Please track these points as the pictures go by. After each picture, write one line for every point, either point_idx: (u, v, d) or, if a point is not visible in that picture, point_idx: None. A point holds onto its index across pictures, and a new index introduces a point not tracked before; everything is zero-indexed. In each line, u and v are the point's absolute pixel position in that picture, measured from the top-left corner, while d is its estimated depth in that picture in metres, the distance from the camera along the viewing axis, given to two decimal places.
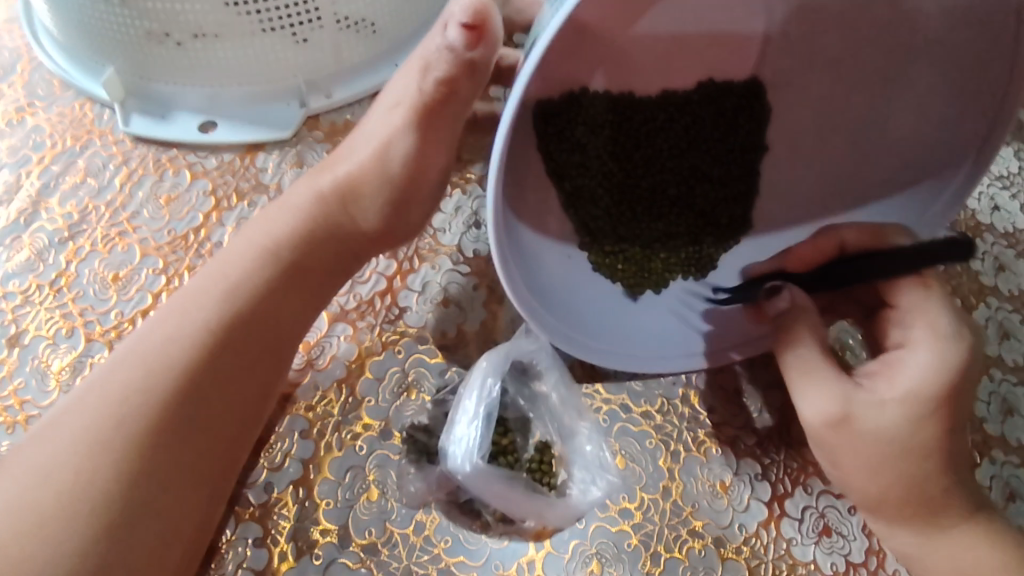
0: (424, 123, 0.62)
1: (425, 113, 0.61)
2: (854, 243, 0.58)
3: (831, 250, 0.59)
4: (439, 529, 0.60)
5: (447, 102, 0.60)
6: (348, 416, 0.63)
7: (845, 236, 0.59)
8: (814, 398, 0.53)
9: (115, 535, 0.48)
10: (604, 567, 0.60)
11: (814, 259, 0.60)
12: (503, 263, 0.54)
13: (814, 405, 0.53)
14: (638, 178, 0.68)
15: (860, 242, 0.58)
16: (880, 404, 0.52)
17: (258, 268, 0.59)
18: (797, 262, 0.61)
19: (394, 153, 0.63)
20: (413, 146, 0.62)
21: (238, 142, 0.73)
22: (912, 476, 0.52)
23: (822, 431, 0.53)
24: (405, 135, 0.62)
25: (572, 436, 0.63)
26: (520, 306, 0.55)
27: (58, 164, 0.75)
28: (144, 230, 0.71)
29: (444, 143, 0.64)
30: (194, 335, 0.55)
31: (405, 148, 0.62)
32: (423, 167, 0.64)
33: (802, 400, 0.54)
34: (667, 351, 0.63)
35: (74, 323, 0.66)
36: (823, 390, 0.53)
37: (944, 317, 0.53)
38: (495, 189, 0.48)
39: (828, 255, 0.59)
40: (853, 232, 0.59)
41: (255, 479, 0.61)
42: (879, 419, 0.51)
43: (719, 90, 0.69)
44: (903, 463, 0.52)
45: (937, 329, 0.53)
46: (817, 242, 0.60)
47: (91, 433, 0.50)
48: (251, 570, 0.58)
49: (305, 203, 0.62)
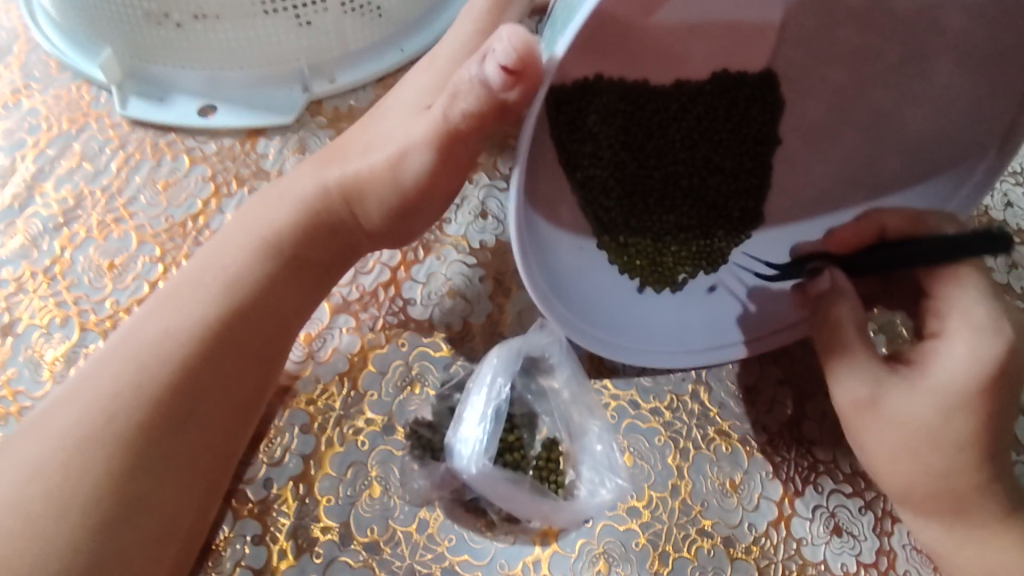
0: (443, 147, 0.57)
1: (446, 137, 0.56)
2: (894, 230, 0.56)
3: (870, 234, 0.57)
4: (443, 527, 0.58)
5: (472, 131, 0.55)
6: (349, 410, 0.62)
7: (886, 220, 0.57)
8: (848, 380, 0.55)
9: (105, 534, 0.47)
10: (611, 567, 0.59)
11: (854, 243, 0.58)
12: (520, 250, 0.52)
13: (845, 386, 0.55)
14: (650, 170, 0.67)
15: (901, 228, 0.56)
16: (910, 391, 0.52)
17: (257, 259, 0.57)
18: (837, 243, 0.59)
19: (407, 166, 0.58)
20: (430, 163, 0.58)
21: (238, 127, 0.71)
22: (939, 467, 0.52)
23: (850, 410, 0.55)
24: (423, 151, 0.57)
25: (581, 434, 0.62)
26: (535, 294, 0.54)
27: (54, 148, 0.72)
28: (141, 217, 0.69)
29: (461, 166, 0.59)
30: (189, 328, 0.53)
31: (421, 163, 0.58)
32: (437, 186, 0.60)
33: (835, 381, 0.56)
34: (682, 346, 0.62)
35: (69, 312, 0.65)
36: (853, 373, 0.54)
37: (979, 306, 0.52)
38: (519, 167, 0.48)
39: (868, 239, 0.57)
40: (896, 218, 0.56)
41: (253, 475, 0.59)
42: (907, 407, 0.52)
43: (731, 81, 0.67)
44: (928, 453, 0.52)
45: (972, 318, 0.52)
46: (858, 223, 0.58)
47: (82, 428, 0.48)
48: (250, 568, 0.57)
49: (307, 195, 0.59)
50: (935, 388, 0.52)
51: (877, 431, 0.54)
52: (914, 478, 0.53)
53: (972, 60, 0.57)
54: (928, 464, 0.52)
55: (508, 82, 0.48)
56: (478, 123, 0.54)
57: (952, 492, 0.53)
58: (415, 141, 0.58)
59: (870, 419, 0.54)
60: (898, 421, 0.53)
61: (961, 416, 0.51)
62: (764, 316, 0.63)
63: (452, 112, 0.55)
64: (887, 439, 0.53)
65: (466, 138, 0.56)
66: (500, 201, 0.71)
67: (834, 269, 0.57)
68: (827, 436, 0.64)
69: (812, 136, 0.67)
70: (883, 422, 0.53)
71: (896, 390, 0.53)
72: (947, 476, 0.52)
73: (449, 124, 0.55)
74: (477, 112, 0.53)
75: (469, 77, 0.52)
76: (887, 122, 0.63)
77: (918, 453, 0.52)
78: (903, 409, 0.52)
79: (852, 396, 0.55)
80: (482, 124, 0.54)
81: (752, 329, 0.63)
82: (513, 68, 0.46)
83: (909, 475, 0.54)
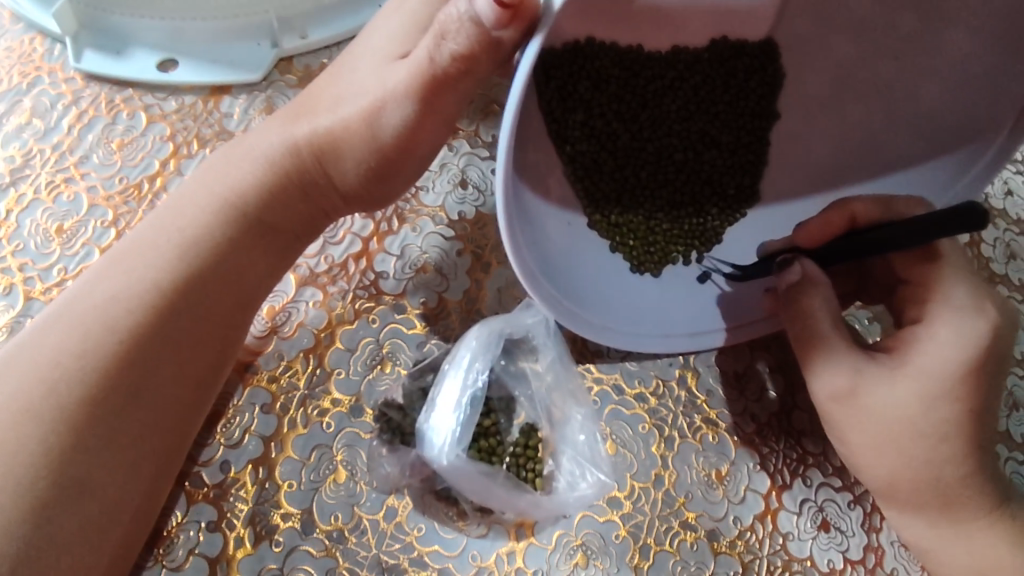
0: (427, 95, 0.53)
1: (430, 85, 0.52)
2: (865, 219, 0.51)
3: (839, 226, 0.52)
4: (412, 517, 0.55)
5: (461, 77, 0.52)
6: (315, 389, 0.58)
7: (855, 207, 0.52)
8: (824, 368, 0.51)
9: (41, 517, 0.43)
10: (589, 560, 0.55)
11: (824, 236, 0.53)
12: (509, 225, 0.47)
13: (824, 377, 0.51)
14: (643, 143, 0.63)
15: (871, 215, 0.51)
16: (890, 379, 0.49)
17: (218, 224, 0.52)
18: (806, 238, 0.54)
19: (386, 119, 0.54)
20: (411, 116, 0.54)
21: (201, 83, 0.66)
22: (923, 457, 0.49)
23: (829, 403, 0.52)
24: (402, 103, 0.53)
25: (563, 423, 0.58)
26: (519, 271, 0.49)
27: (2, 103, 0.67)
28: (93, 177, 0.64)
29: (445, 117, 0.55)
30: (141, 294, 0.49)
31: (400, 117, 0.54)
32: (418, 139, 0.56)
33: (813, 371, 0.52)
34: (672, 329, 0.58)
35: (13, 279, 0.60)
36: (832, 363, 0.51)
37: (959, 286, 0.49)
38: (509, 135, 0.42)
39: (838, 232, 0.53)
40: (864, 203, 0.52)
41: (210, 457, 0.55)
42: (888, 397, 0.49)
43: (731, 49, 0.63)
44: (908, 444, 0.49)
45: (950, 299, 0.49)
46: (825, 215, 0.53)
47: (18, 402, 0.44)
48: (204, 557, 0.53)
49: (274, 153, 0.54)
50: (919, 375, 0.48)
51: (861, 423, 0.50)
52: (895, 469, 0.50)
53: (987, 33, 0.53)
54: (913, 459, 0.50)
55: (502, 20, 0.45)
56: (468, 66, 0.51)
57: (937, 484, 0.50)
58: (392, 92, 0.54)
59: (850, 411, 0.51)
60: (879, 414, 0.49)
61: (955, 407, 0.48)
62: (749, 305, 0.59)
63: (439, 57, 0.51)
64: (871, 430, 0.50)
65: (451, 85, 0.52)
66: (482, 169, 0.66)
67: (803, 258, 0.52)
68: (817, 427, 0.60)
69: (813, 109, 0.63)
70: (865, 415, 0.50)
71: (876, 377, 0.49)
72: (934, 469, 0.49)
73: (435, 70, 0.52)
74: (467, 53, 0.50)
75: (458, 15, 0.48)
76: (890, 95, 0.60)
77: (907, 447, 0.49)
78: (885, 399, 0.49)
79: (830, 387, 0.51)
80: (472, 67, 0.51)
81: (735, 314, 0.59)
82: (508, 3, 0.44)
83: (890, 466, 0.50)
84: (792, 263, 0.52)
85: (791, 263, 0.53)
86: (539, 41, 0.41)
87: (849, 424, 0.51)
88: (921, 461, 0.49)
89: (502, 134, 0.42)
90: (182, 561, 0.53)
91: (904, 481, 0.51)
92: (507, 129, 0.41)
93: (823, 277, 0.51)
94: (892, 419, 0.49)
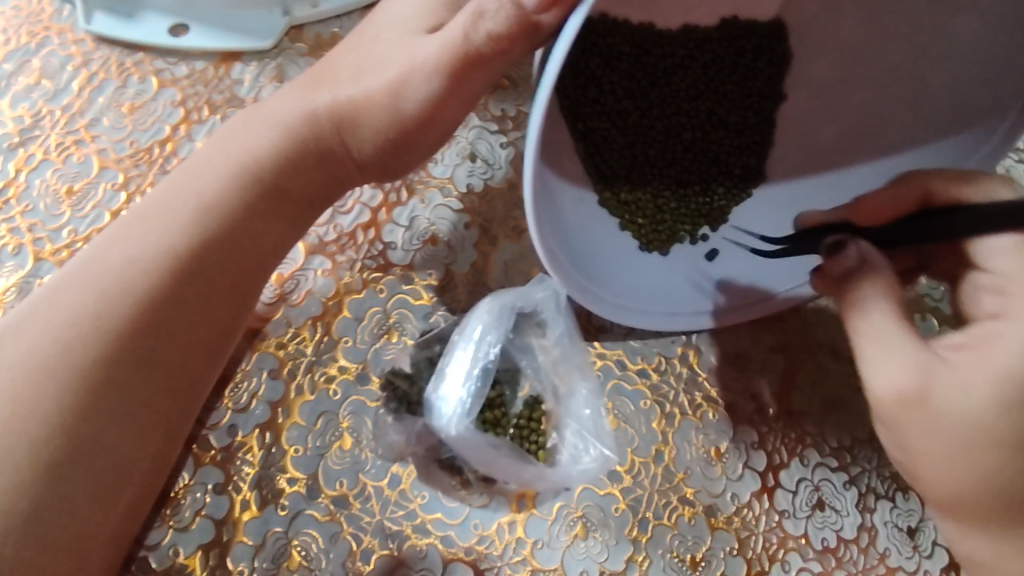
0: (457, 72, 0.53)
1: (462, 64, 0.52)
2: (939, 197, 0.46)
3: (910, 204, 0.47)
4: (416, 485, 0.56)
5: (495, 57, 0.52)
6: (322, 356, 0.58)
7: (931, 183, 0.46)
8: (889, 367, 0.42)
9: (53, 475, 0.43)
10: (589, 531, 0.56)
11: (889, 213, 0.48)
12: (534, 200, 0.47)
13: (885, 374, 0.42)
14: (653, 121, 0.64)
15: (946, 191, 0.46)
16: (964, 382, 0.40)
17: (237, 189, 0.52)
18: (865, 215, 0.49)
19: (411, 92, 0.54)
20: (436, 91, 0.54)
21: (212, 49, 0.66)
22: (993, 470, 0.40)
23: (893, 407, 0.42)
24: (429, 78, 0.53)
25: (568, 397, 0.58)
26: (541, 247, 0.48)
27: (10, 63, 0.66)
28: (103, 140, 0.64)
29: (469, 95, 0.55)
30: (157, 257, 0.49)
31: (426, 92, 0.54)
32: (441, 115, 0.56)
33: (870, 368, 0.43)
34: (677, 308, 0.59)
35: (22, 240, 0.60)
36: (894, 355, 0.42)
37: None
38: (545, 107, 0.42)
39: (906, 208, 0.48)
40: (943, 179, 0.46)
41: (217, 421, 0.56)
42: (962, 399, 0.40)
43: (741, 29, 0.64)
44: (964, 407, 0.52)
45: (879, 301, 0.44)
46: (896, 190, 0.48)
47: (34, 359, 0.45)
48: (210, 518, 0.54)
49: (292, 120, 0.54)
50: (1001, 372, 0.39)
51: (932, 435, 0.41)
52: (959, 487, 0.41)
53: (998, 16, 0.53)
54: (982, 472, 0.40)
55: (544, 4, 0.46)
56: (503, 47, 0.51)
57: None
58: (420, 66, 0.54)
59: (921, 417, 0.41)
60: (958, 404, 0.40)
61: None
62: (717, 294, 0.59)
63: (475, 34, 0.51)
64: (938, 446, 0.41)
65: (484, 62, 0.52)
66: (490, 143, 0.66)
67: (859, 239, 0.46)
68: (815, 407, 0.61)
69: (819, 93, 0.64)
70: (951, 421, 0.40)
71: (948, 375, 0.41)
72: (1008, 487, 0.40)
73: (469, 47, 0.51)
74: (504, 33, 0.49)
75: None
76: (899, 77, 0.60)
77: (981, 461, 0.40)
78: (954, 380, 0.40)
79: (891, 385, 0.41)
80: (507, 49, 0.51)
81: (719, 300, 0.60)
82: None
83: (953, 481, 0.41)
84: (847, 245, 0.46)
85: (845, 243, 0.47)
86: (585, 10, 0.40)
87: (916, 435, 0.41)
88: (994, 477, 0.40)
89: (536, 111, 0.42)
90: (189, 522, 0.54)
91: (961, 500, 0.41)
92: (544, 105, 0.41)
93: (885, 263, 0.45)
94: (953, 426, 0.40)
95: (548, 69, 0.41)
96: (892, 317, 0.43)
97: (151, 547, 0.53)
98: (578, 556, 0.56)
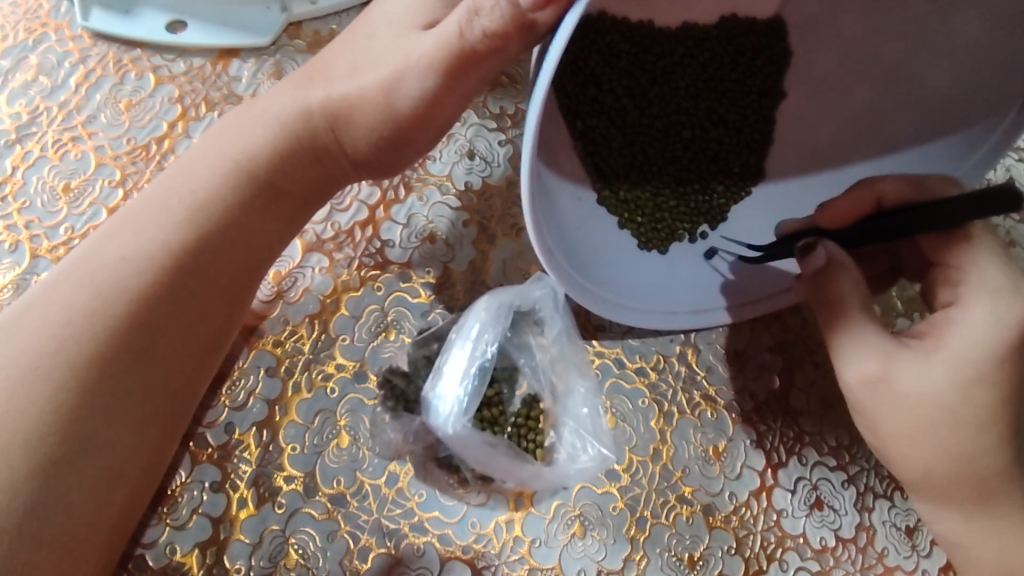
0: (452, 70, 0.52)
1: (457, 61, 0.51)
2: (892, 198, 0.51)
3: (866, 206, 0.52)
4: (414, 483, 0.56)
5: (490, 55, 0.51)
6: (320, 354, 0.58)
7: (884, 188, 0.51)
8: (856, 357, 0.49)
9: (49, 473, 0.43)
10: (587, 530, 0.56)
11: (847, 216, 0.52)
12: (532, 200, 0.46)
13: (853, 362, 0.49)
14: (652, 119, 0.63)
15: (900, 195, 0.50)
16: (924, 366, 0.47)
17: (232, 187, 0.52)
18: (829, 219, 0.53)
19: (404, 91, 0.53)
20: (430, 89, 0.53)
21: (210, 45, 0.65)
22: (958, 446, 0.47)
23: (857, 390, 0.49)
24: (423, 76, 0.52)
25: (565, 395, 0.58)
26: (539, 246, 0.48)
27: (7, 59, 0.66)
28: (100, 137, 0.63)
29: (464, 92, 0.55)
30: (151, 254, 0.49)
31: (419, 89, 0.53)
32: (436, 113, 0.55)
33: (839, 358, 0.50)
34: (677, 307, 0.58)
35: (19, 237, 0.60)
36: (861, 348, 0.48)
37: (988, 266, 0.47)
38: (542, 106, 0.41)
39: (864, 211, 0.52)
40: (893, 183, 0.51)
41: (214, 419, 0.56)
42: (922, 382, 0.47)
43: (740, 26, 0.64)
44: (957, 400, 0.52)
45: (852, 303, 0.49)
46: (853, 193, 0.52)
47: (28, 357, 0.44)
48: (207, 516, 0.54)
49: (287, 117, 0.54)
50: (955, 360, 0.46)
51: (894, 412, 0.48)
52: (932, 459, 0.48)
53: (998, 14, 0.53)
54: (948, 446, 0.47)
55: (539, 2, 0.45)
56: (498, 46, 0.50)
57: (971, 474, 0.48)
58: (414, 64, 0.52)
59: (887, 399, 0.48)
60: (918, 387, 0.47)
61: (991, 391, 0.46)
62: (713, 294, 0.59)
63: (470, 33, 0.50)
64: (901, 422, 0.48)
65: (479, 61, 0.51)
66: (489, 141, 0.66)
67: (826, 240, 0.50)
68: (813, 407, 0.61)
69: (819, 90, 0.63)
70: (918, 405, 0.47)
71: (908, 363, 0.47)
72: (970, 455, 0.47)
73: (463, 45, 0.50)
74: (499, 31, 0.49)
75: None
76: (899, 76, 0.59)
77: (942, 434, 0.47)
78: (919, 368, 0.47)
79: (858, 374, 0.48)
80: (502, 47, 0.50)
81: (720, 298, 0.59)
82: None
83: (925, 455, 0.48)
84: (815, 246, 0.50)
85: (813, 246, 0.51)
86: (581, 8, 0.39)
87: (882, 413, 0.48)
88: (957, 449, 0.47)
89: (532, 109, 0.42)
90: (186, 520, 0.54)
91: (937, 469, 0.48)
92: (540, 103, 0.41)
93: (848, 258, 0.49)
94: (917, 408, 0.47)
95: (544, 69, 0.41)
96: (861, 313, 0.49)
97: (147, 545, 0.53)
98: (575, 555, 0.55)
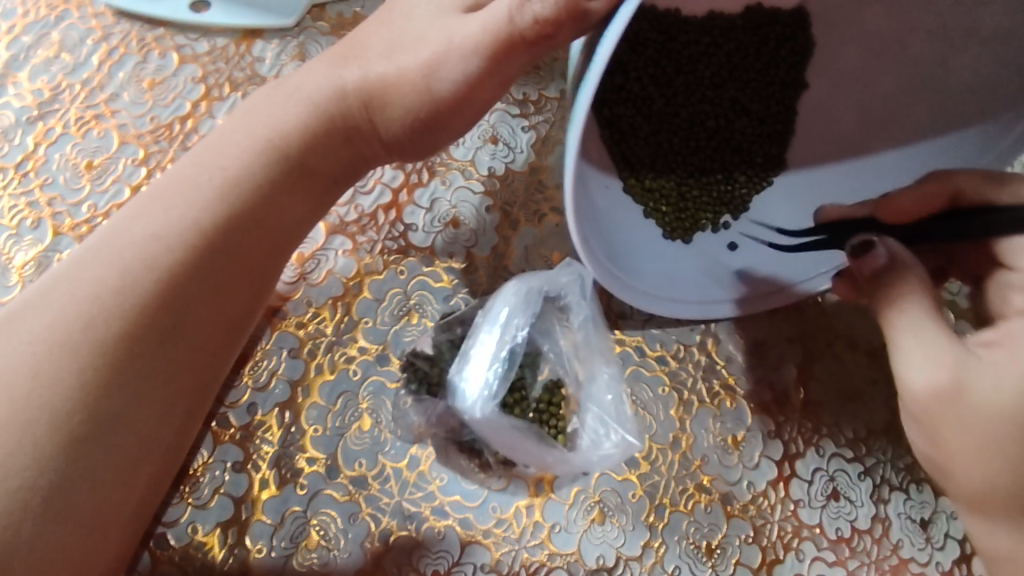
0: (496, 54, 0.52)
1: (503, 45, 0.52)
2: (968, 196, 0.48)
3: (938, 201, 0.49)
4: (435, 466, 0.56)
5: (540, 42, 0.51)
6: (342, 336, 0.58)
7: (959, 182, 0.48)
8: (920, 363, 0.42)
9: (75, 451, 0.43)
10: (606, 517, 0.56)
11: (915, 211, 0.50)
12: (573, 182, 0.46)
13: (918, 369, 0.42)
14: (677, 109, 0.63)
15: (978, 193, 0.47)
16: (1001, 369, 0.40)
17: (262, 165, 0.51)
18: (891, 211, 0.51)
19: (445, 73, 0.53)
20: (473, 72, 0.53)
21: (234, 25, 0.65)
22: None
23: (924, 402, 0.42)
24: (466, 58, 0.53)
25: (589, 381, 0.58)
26: (575, 230, 0.48)
27: (30, 35, 0.65)
28: (123, 115, 0.63)
29: (504, 78, 0.55)
30: (180, 233, 0.48)
31: (462, 72, 0.53)
32: (473, 97, 0.55)
33: (900, 361, 0.43)
34: (680, 292, 0.58)
35: (41, 214, 0.60)
36: (930, 351, 0.42)
37: None
38: (595, 86, 0.41)
39: (933, 207, 0.49)
40: (969, 178, 0.48)
41: (236, 399, 0.56)
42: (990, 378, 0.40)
43: (764, 16, 0.63)
44: None
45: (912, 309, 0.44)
46: (923, 189, 0.49)
47: (57, 333, 0.44)
48: (230, 496, 0.54)
49: (320, 97, 0.54)
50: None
51: (952, 429, 0.41)
52: (994, 479, 0.41)
53: None
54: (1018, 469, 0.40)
55: None
56: (547, 32, 0.50)
57: None
58: (457, 46, 0.53)
59: (952, 415, 0.41)
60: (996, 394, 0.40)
61: None
62: (726, 284, 0.59)
63: (520, 18, 0.50)
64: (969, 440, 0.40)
65: (528, 46, 0.52)
66: (512, 127, 0.66)
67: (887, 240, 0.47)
68: (831, 398, 0.61)
69: (842, 83, 0.63)
70: (976, 407, 0.40)
71: (919, 348, 0.42)
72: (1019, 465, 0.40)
73: (512, 31, 0.51)
74: (550, 18, 0.49)
75: None
76: (923, 70, 0.59)
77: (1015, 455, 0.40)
78: (985, 377, 0.41)
79: (927, 385, 0.42)
80: (551, 34, 0.50)
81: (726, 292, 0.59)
82: None
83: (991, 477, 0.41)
84: (875, 245, 0.47)
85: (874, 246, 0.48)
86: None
87: (949, 428, 0.41)
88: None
89: (585, 94, 0.42)
90: (208, 499, 0.54)
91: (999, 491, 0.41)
92: (593, 87, 0.41)
93: (910, 257, 0.47)
94: (989, 418, 0.40)
95: (601, 51, 0.41)
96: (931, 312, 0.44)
97: (169, 524, 0.53)
98: (595, 541, 0.56)
